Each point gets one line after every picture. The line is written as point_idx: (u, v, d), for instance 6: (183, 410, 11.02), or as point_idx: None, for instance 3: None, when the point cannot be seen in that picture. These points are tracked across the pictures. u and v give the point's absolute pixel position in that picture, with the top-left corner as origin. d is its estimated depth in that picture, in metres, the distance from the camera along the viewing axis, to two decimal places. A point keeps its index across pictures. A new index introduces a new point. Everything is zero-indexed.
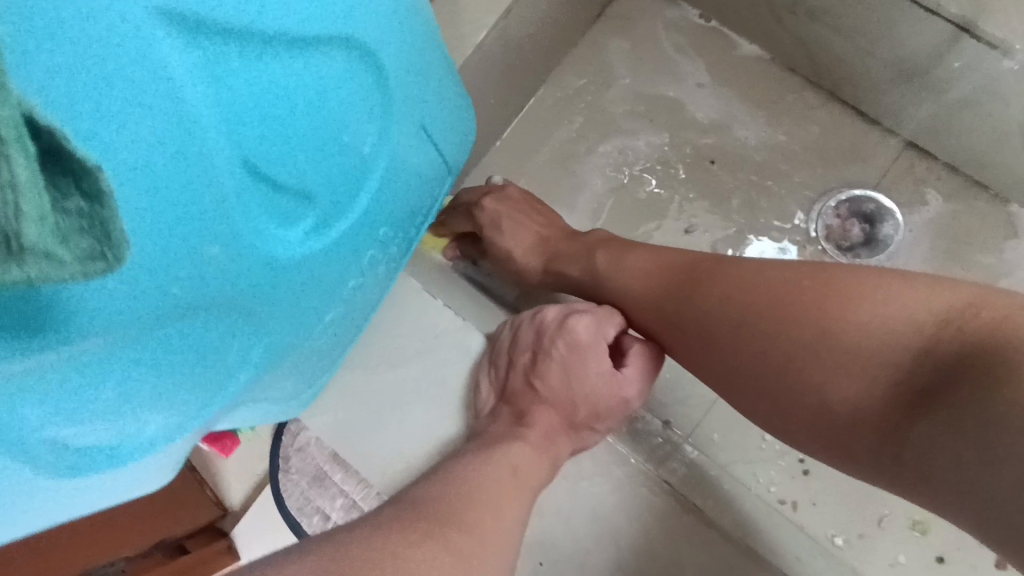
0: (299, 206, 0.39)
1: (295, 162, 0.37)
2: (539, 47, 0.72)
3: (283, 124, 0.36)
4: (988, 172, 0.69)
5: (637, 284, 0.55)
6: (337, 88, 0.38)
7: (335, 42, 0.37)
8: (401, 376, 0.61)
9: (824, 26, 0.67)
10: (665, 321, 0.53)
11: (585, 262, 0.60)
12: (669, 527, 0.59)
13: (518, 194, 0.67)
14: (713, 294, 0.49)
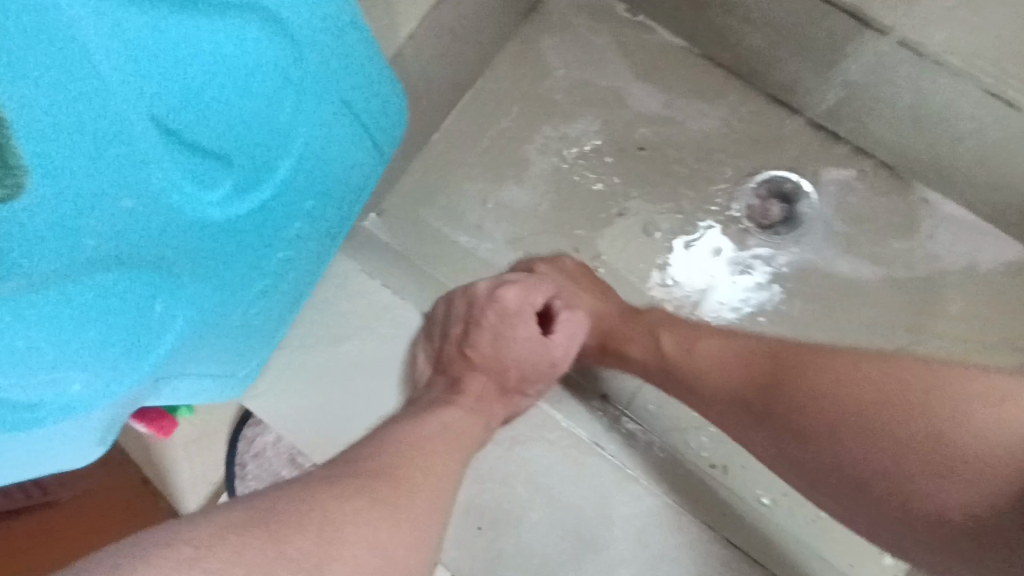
0: (217, 168, 0.43)
1: (212, 128, 0.41)
2: (472, 36, 0.81)
3: (195, 90, 0.39)
4: (881, 149, 0.82)
5: (714, 376, 0.57)
6: (254, 59, 0.41)
7: (252, 16, 0.40)
8: (344, 351, 0.66)
9: (738, 17, 0.78)
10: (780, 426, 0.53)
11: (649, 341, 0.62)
12: (598, 483, 0.63)
13: (575, 266, 0.71)
14: (810, 400, 0.51)
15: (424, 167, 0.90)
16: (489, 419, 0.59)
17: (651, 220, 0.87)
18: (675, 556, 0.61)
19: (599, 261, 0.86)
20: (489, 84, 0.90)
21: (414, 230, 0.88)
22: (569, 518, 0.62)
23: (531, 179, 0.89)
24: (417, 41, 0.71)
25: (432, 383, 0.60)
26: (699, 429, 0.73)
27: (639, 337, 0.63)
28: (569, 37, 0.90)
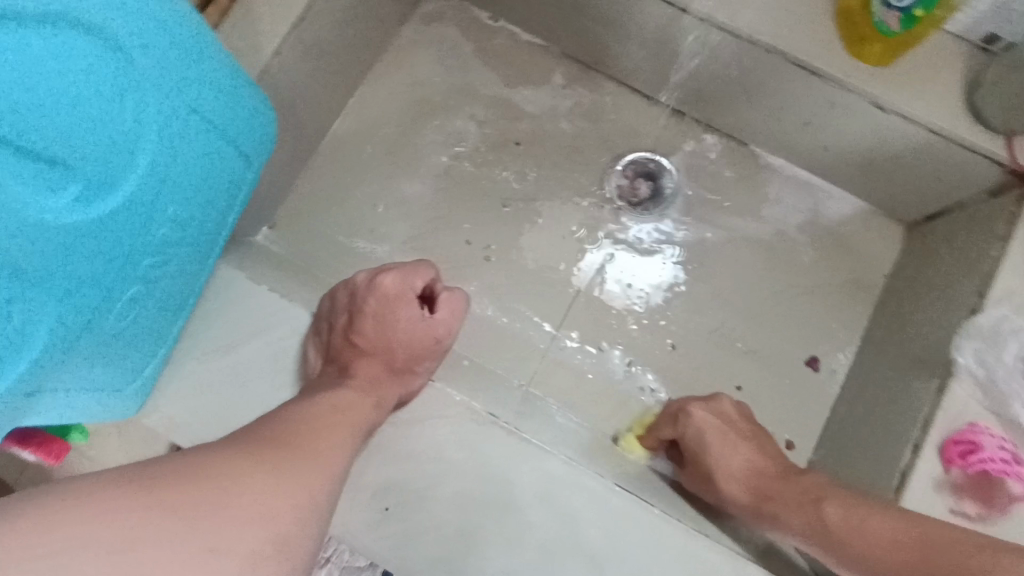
0: (64, 175, 0.45)
1: (59, 138, 0.43)
2: (342, 49, 0.86)
3: (39, 101, 0.41)
4: (727, 125, 0.91)
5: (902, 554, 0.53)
6: (95, 70, 0.44)
7: (89, 29, 0.42)
8: (234, 356, 0.67)
9: (583, 16, 0.86)
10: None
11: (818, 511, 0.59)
12: (498, 449, 0.66)
13: (732, 422, 0.71)
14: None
15: (313, 178, 0.93)
16: (381, 398, 0.63)
17: (535, 207, 0.92)
18: (573, 506, 0.65)
19: (490, 251, 0.91)
20: (369, 97, 0.96)
21: (308, 240, 0.90)
22: (471, 487, 0.65)
23: (419, 179, 0.94)
24: (285, 57, 0.75)
25: (325, 372, 0.65)
26: None
27: (800, 506, 0.60)
28: (439, 46, 0.97)
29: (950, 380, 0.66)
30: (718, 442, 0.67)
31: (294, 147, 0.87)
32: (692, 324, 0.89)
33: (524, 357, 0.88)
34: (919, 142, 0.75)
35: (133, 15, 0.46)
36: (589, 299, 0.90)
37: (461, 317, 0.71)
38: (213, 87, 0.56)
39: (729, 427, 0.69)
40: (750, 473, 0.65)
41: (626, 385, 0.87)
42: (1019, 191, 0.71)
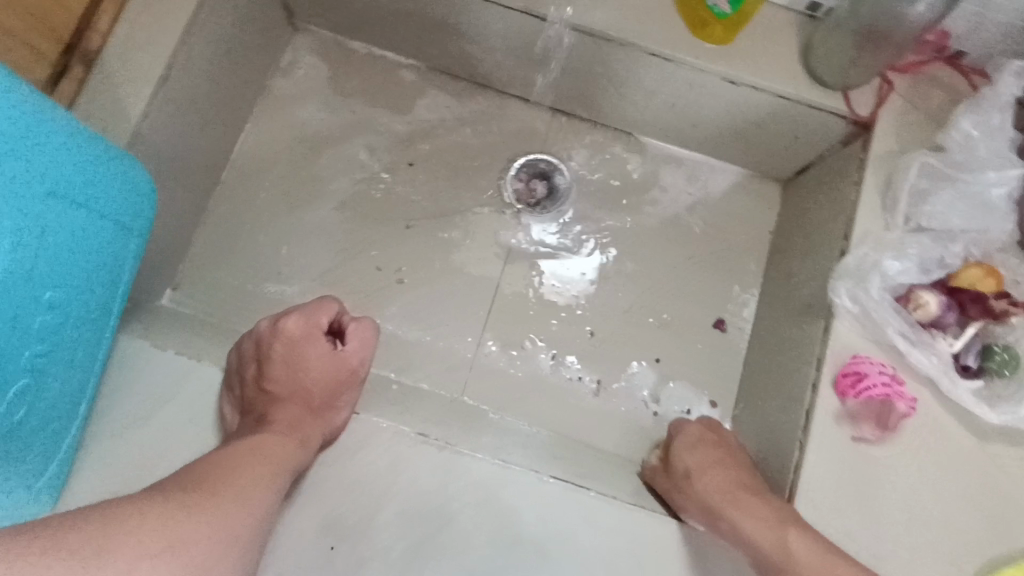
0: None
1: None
2: (214, 100, 0.86)
3: None
4: (606, 117, 0.96)
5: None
6: None
7: None
8: (147, 429, 0.66)
9: (450, 35, 0.89)
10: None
11: (778, 523, 0.60)
12: (431, 465, 0.67)
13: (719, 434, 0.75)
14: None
15: (210, 232, 0.92)
16: (303, 439, 0.64)
17: (437, 223, 0.94)
18: (513, 506, 0.67)
19: (401, 273, 0.92)
20: (255, 142, 0.95)
21: (214, 294, 0.89)
22: (412, 508, 0.66)
23: (319, 215, 0.93)
24: (154, 118, 0.75)
25: (242, 424, 0.65)
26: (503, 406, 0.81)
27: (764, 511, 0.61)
28: (317, 81, 0.97)
29: (833, 319, 0.71)
30: (708, 456, 0.71)
31: (183, 205, 0.86)
32: (606, 309, 0.93)
33: (452, 370, 0.89)
34: (771, 107, 0.81)
35: None
36: (505, 302, 0.92)
37: (374, 348, 0.72)
38: (68, 164, 0.55)
39: (719, 444, 0.73)
40: (729, 480, 0.67)
41: (556, 378, 0.90)
42: (864, 139, 0.78)
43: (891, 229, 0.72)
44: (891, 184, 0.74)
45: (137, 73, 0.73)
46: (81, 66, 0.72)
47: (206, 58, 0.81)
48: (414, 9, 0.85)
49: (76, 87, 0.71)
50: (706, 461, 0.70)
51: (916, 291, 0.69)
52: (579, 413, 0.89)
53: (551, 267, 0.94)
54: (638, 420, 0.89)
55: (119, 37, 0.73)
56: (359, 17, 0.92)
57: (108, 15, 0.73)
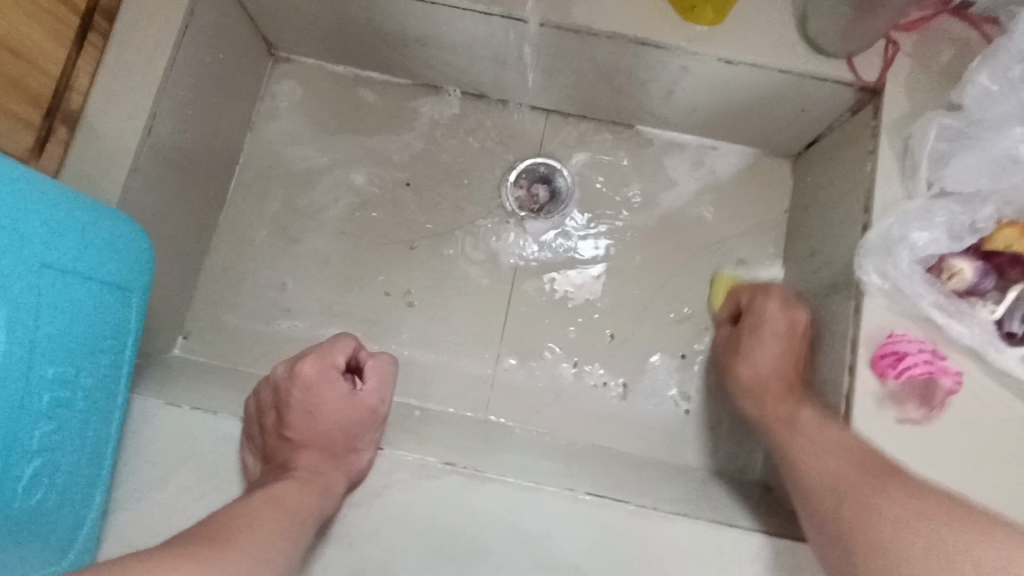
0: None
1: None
2: (201, 144, 0.84)
3: None
4: (601, 112, 0.93)
5: (830, 456, 0.62)
6: None
7: None
8: (170, 490, 0.64)
9: (432, 48, 0.86)
10: (828, 515, 0.59)
11: (793, 411, 0.70)
12: (460, 495, 0.65)
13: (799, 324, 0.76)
14: (866, 530, 0.54)
15: (213, 275, 0.91)
16: (326, 484, 0.63)
17: (440, 241, 0.92)
18: (547, 530, 0.65)
19: (409, 296, 0.90)
20: (248, 180, 0.94)
21: (225, 338, 0.88)
22: (444, 543, 0.64)
23: (321, 246, 0.92)
24: (143, 170, 0.74)
25: (266, 472, 0.65)
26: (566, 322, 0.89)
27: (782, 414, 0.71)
28: (304, 111, 0.95)
29: (863, 297, 0.68)
30: (771, 340, 0.76)
31: (183, 252, 0.85)
32: (623, 308, 0.90)
33: (473, 389, 0.87)
34: (772, 82, 0.78)
35: None
36: (519, 313, 0.90)
37: (393, 385, 0.70)
38: (59, 234, 0.54)
39: (785, 336, 0.76)
40: (775, 367, 0.75)
41: (580, 386, 0.87)
42: (874, 104, 0.74)
43: (913, 196, 0.68)
44: (908, 149, 0.70)
45: (121, 127, 0.72)
46: (65, 126, 0.70)
47: (188, 103, 0.79)
48: (392, 26, 0.83)
49: (62, 149, 0.70)
50: (764, 344, 0.76)
51: (949, 261, 0.66)
52: (607, 418, 0.86)
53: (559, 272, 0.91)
54: (668, 419, 0.86)
55: (99, 94, 0.72)
56: (338, 40, 0.90)
57: (86, 73, 0.71)
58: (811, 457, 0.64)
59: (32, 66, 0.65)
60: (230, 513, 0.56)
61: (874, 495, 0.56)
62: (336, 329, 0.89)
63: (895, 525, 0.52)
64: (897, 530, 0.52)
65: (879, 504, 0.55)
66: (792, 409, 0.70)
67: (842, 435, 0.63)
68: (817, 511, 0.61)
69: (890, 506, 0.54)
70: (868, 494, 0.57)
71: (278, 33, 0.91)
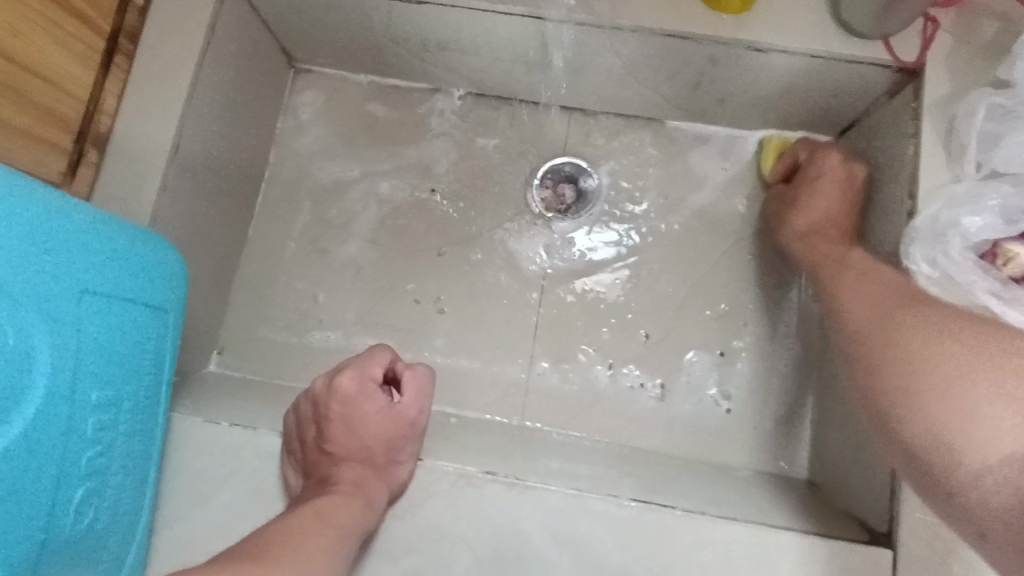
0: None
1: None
2: (228, 160, 0.85)
3: None
4: (627, 108, 0.91)
5: (869, 297, 0.64)
6: None
7: None
8: (214, 507, 0.64)
9: (452, 52, 0.85)
10: (861, 340, 0.62)
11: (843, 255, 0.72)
12: (503, 503, 0.64)
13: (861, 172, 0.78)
14: (905, 355, 0.57)
15: (244, 290, 0.91)
16: (369, 498, 0.62)
17: (469, 246, 0.91)
18: (593, 537, 0.63)
19: (440, 302, 0.90)
20: (275, 193, 0.94)
21: (260, 352, 0.88)
22: (489, 554, 0.63)
23: (350, 256, 0.92)
24: (172, 190, 0.74)
25: (306, 488, 0.64)
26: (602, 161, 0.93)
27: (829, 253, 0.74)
28: (327, 122, 0.95)
29: None
30: (830, 190, 0.78)
31: (215, 268, 0.86)
32: (657, 306, 0.88)
33: (508, 394, 0.86)
34: (805, 68, 0.75)
35: None
36: (551, 315, 0.89)
37: (432, 394, 0.70)
38: (96, 257, 0.54)
39: (843, 184, 0.78)
40: (827, 216, 0.77)
41: (616, 388, 0.86)
42: (914, 85, 0.71)
43: (961, 179, 0.66)
44: (954, 131, 0.67)
45: (150, 147, 0.72)
46: (95, 150, 0.71)
47: (214, 119, 0.80)
48: (412, 31, 0.83)
49: (93, 173, 0.71)
50: (823, 195, 0.78)
51: (1003, 246, 0.63)
52: (647, 419, 0.85)
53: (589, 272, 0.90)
54: (710, 418, 0.84)
55: (127, 115, 0.72)
56: (359, 49, 0.89)
57: (113, 94, 0.72)
58: (846, 299, 0.66)
59: (61, 91, 0.65)
60: (278, 529, 0.56)
61: (909, 322, 0.59)
62: (368, 339, 0.88)
63: (930, 351, 0.55)
64: (933, 357, 0.55)
65: (909, 334, 0.58)
66: (840, 254, 0.72)
67: (885, 278, 0.65)
68: (854, 339, 0.62)
69: (925, 334, 0.57)
70: (899, 326, 0.59)
71: (298, 45, 0.91)
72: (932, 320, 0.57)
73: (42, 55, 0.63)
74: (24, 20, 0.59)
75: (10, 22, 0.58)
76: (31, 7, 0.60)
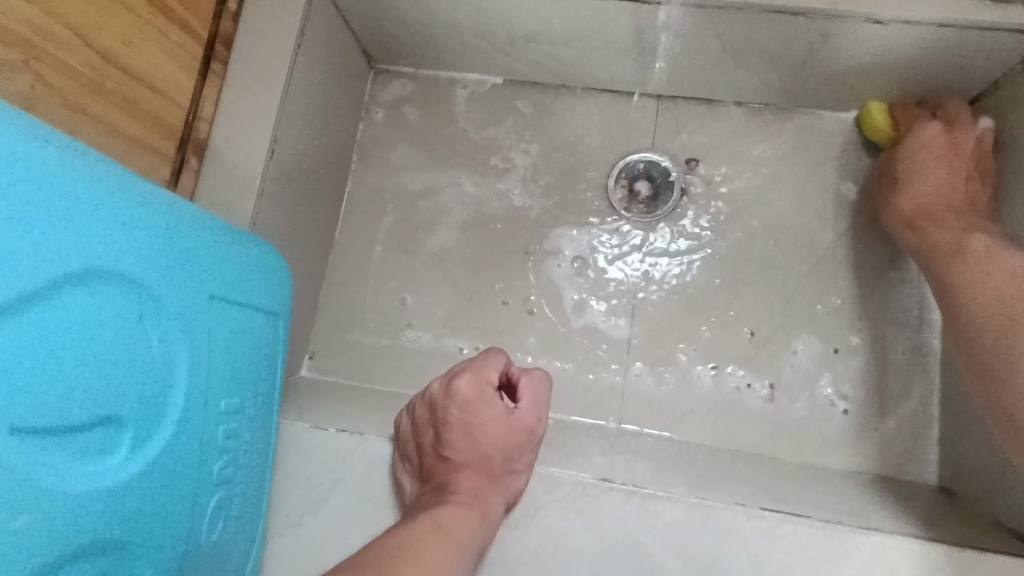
0: (111, 434, 0.44)
1: (86, 401, 0.42)
2: (316, 164, 0.84)
3: (61, 378, 0.41)
4: (721, 93, 0.86)
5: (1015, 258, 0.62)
6: (98, 319, 0.43)
7: (74, 281, 0.42)
8: (327, 514, 0.63)
9: (540, 43, 0.82)
10: (983, 338, 0.60)
11: (959, 237, 0.68)
12: (623, 513, 0.61)
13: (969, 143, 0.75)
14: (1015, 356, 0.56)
15: (331, 294, 0.90)
16: (485, 510, 0.60)
17: (559, 243, 0.88)
18: (721, 549, 0.60)
19: (530, 302, 0.86)
20: (359, 195, 0.93)
21: (351, 356, 0.87)
22: (608, 567, 0.60)
23: (436, 258, 0.90)
24: (269, 194, 0.74)
25: (422, 494, 0.62)
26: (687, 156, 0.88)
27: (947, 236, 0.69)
28: (408, 121, 0.94)
29: None
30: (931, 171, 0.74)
31: (306, 273, 0.85)
32: (761, 302, 0.83)
33: (604, 396, 0.82)
34: (929, 40, 0.69)
35: (116, 240, 0.44)
36: (648, 312, 0.84)
37: (548, 399, 0.67)
38: (220, 263, 0.54)
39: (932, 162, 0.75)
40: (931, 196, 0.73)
41: (720, 391, 0.81)
42: None
43: None
44: None
45: (246, 152, 0.72)
46: (195, 156, 0.70)
47: (303, 122, 0.79)
48: (498, 25, 0.80)
49: (193, 179, 0.70)
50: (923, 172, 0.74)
51: None
52: (754, 422, 0.79)
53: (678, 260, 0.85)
54: (824, 421, 0.79)
55: (224, 121, 0.72)
56: (441, 45, 0.87)
57: (211, 100, 0.72)
58: (971, 280, 0.64)
59: (166, 99, 0.66)
60: (397, 540, 0.53)
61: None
62: (457, 340, 0.86)
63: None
64: None
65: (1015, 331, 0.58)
66: (956, 236, 0.68)
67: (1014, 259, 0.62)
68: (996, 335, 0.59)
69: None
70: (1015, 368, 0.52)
71: (379, 45, 0.90)
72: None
73: (149, 63, 0.63)
74: (132, 29, 0.60)
75: (122, 31, 0.59)
76: (137, 15, 0.60)
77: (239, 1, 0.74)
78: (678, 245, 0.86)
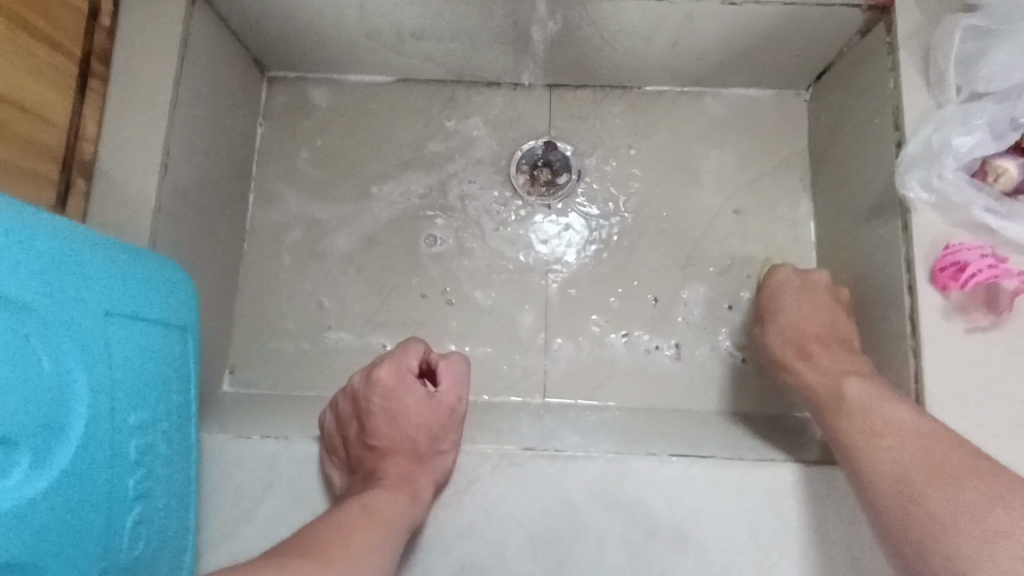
0: (7, 455, 0.44)
1: None
2: (216, 177, 0.83)
3: None
4: (606, 78, 0.92)
5: (881, 466, 0.59)
6: None
7: None
8: (260, 519, 0.64)
9: (429, 39, 0.85)
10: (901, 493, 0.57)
11: (838, 385, 0.68)
12: (548, 478, 0.65)
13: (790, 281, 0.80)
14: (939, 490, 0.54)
15: (246, 307, 0.89)
16: (415, 492, 0.62)
17: (469, 232, 0.90)
18: (638, 496, 0.64)
19: (447, 293, 0.89)
20: (263, 204, 0.92)
21: (274, 366, 0.87)
22: (539, 530, 0.64)
23: (350, 258, 0.90)
24: (167, 210, 0.72)
25: (352, 484, 0.64)
26: (581, 141, 0.93)
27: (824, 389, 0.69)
28: (307, 125, 0.94)
29: (911, 214, 0.68)
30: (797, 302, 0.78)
31: (216, 287, 0.84)
32: (662, 269, 0.89)
33: (527, 374, 0.86)
34: (776, 16, 0.77)
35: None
36: (560, 289, 0.88)
37: (470, 381, 0.69)
38: (117, 279, 0.53)
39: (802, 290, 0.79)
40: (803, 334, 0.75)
41: (632, 356, 0.86)
42: (885, 21, 0.74)
43: (944, 104, 0.68)
44: (931, 59, 0.69)
45: (137, 169, 0.70)
46: (82, 179, 0.69)
47: (197, 135, 0.78)
48: (385, 24, 0.82)
49: (83, 202, 0.69)
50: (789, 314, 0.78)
51: (993, 162, 0.66)
52: (666, 382, 0.85)
53: (581, 237, 0.90)
54: (727, 372, 0.85)
55: (109, 139, 0.70)
56: (332, 48, 0.88)
57: (93, 120, 0.70)
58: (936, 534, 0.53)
59: (39, 121, 0.64)
60: (327, 525, 0.55)
61: (907, 469, 0.57)
62: (380, 337, 0.88)
63: (931, 511, 0.54)
64: None
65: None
66: (835, 386, 0.68)
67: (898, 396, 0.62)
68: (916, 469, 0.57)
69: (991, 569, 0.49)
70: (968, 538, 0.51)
71: (268, 50, 0.89)
72: (934, 495, 0.55)
73: (16, 85, 0.61)
74: None
75: None
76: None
77: (112, 16, 0.72)
78: (580, 223, 0.90)
